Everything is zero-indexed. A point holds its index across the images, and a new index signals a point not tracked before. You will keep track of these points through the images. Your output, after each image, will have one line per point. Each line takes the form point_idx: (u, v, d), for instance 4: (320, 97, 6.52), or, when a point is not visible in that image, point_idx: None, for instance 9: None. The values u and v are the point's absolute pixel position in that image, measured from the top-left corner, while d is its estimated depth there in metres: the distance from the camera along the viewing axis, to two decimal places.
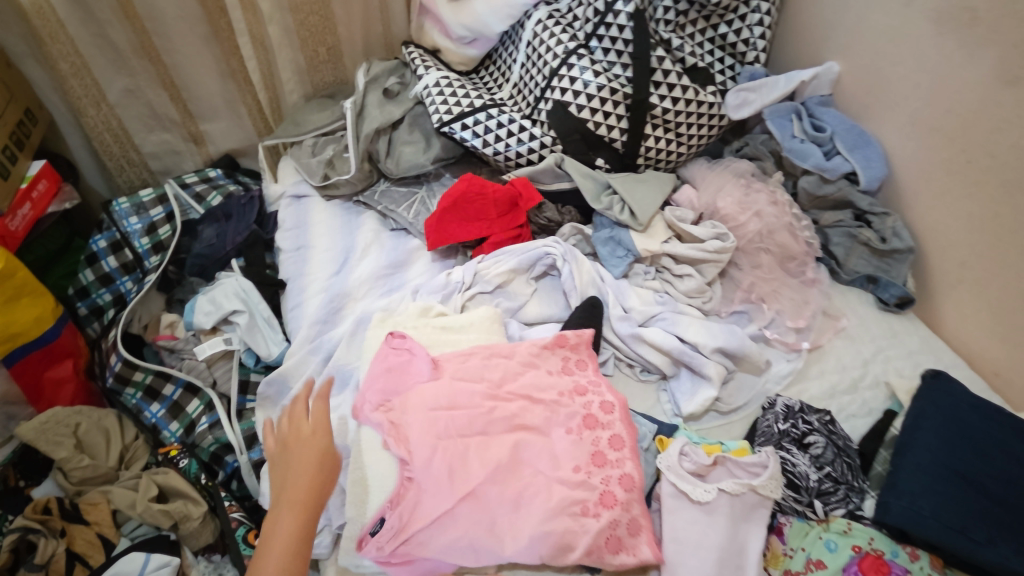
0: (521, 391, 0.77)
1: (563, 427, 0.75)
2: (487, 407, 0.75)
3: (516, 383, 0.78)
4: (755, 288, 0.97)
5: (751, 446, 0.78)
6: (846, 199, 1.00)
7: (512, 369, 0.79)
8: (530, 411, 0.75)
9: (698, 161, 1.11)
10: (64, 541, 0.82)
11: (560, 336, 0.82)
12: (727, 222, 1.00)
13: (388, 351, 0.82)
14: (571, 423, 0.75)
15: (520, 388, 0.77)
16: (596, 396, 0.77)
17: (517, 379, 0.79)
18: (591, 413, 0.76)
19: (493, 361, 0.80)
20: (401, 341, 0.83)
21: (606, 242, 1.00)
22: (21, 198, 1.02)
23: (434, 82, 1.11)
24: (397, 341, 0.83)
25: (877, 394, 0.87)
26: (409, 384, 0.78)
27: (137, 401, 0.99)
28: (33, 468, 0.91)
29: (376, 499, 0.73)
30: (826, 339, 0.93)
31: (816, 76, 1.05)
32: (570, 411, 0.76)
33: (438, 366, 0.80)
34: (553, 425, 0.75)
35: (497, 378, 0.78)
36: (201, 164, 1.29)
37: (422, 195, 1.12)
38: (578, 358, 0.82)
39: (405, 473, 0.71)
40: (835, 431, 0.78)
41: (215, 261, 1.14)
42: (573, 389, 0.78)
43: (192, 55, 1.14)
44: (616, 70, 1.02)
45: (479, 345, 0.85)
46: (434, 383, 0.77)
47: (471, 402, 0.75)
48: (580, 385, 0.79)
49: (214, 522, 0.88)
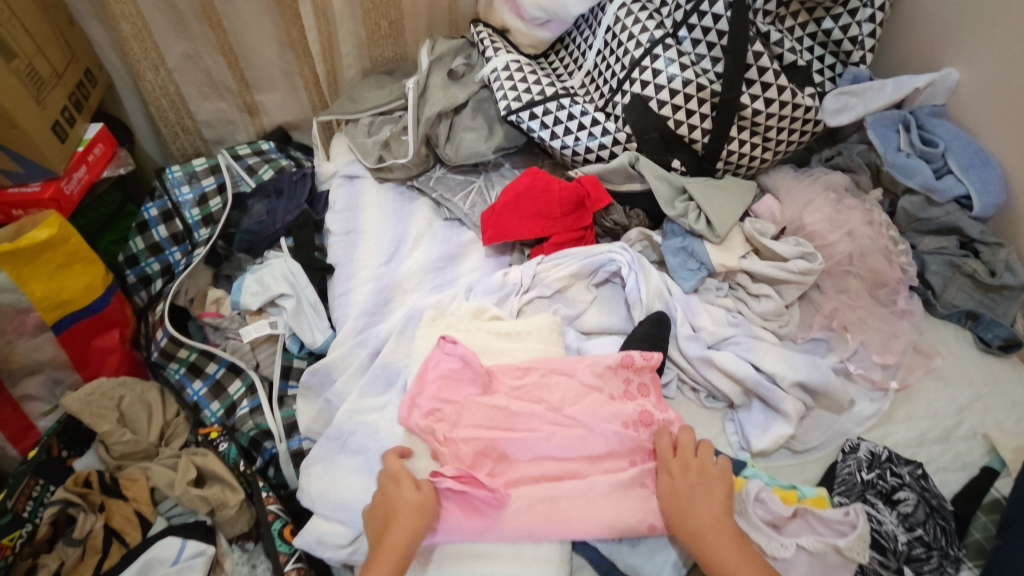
0: (582, 418, 0.72)
1: (626, 459, 0.71)
2: (546, 432, 0.71)
3: (572, 404, 0.74)
4: (838, 315, 0.88)
5: (830, 496, 0.72)
6: (954, 224, 0.90)
7: (573, 391, 0.74)
8: (589, 440, 0.71)
9: (783, 168, 1.02)
10: (103, 517, 0.82)
11: (625, 357, 0.75)
12: (813, 240, 0.91)
13: (440, 358, 0.76)
14: (636, 456, 0.71)
15: (580, 413, 0.72)
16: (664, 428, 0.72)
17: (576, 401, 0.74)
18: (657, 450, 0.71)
19: (552, 379, 0.75)
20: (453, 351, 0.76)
21: (677, 252, 0.91)
22: (76, 160, 1.00)
23: (504, 65, 1.03)
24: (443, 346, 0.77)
25: (972, 447, 0.79)
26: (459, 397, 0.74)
27: (180, 377, 0.97)
28: (76, 439, 0.90)
29: None
30: (915, 379, 0.84)
31: (932, 83, 0.93)
32: (635, 440, 0.71)
33: (492, 379, 0.75)
34: (613, 454, 0.71)
35: (554, 402, 0.74)
36: (255, 136, 1.26)
37: (479, 185, 1.06)
38: (642, 382, 0.76)
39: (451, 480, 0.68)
40: (927, 487, 0.72)
41: (264, 238, 1.09)
42: (639, 417, 0.73)
43: (253, 24, 1.09)
44: (704, 64, 0.92)
45: (538, 358, 0.79)
46: (489, 399, 0.73)
47: (530, 425, 0.72)
48: (646, 413, 0.73)
49: (250, 510, 0.86)
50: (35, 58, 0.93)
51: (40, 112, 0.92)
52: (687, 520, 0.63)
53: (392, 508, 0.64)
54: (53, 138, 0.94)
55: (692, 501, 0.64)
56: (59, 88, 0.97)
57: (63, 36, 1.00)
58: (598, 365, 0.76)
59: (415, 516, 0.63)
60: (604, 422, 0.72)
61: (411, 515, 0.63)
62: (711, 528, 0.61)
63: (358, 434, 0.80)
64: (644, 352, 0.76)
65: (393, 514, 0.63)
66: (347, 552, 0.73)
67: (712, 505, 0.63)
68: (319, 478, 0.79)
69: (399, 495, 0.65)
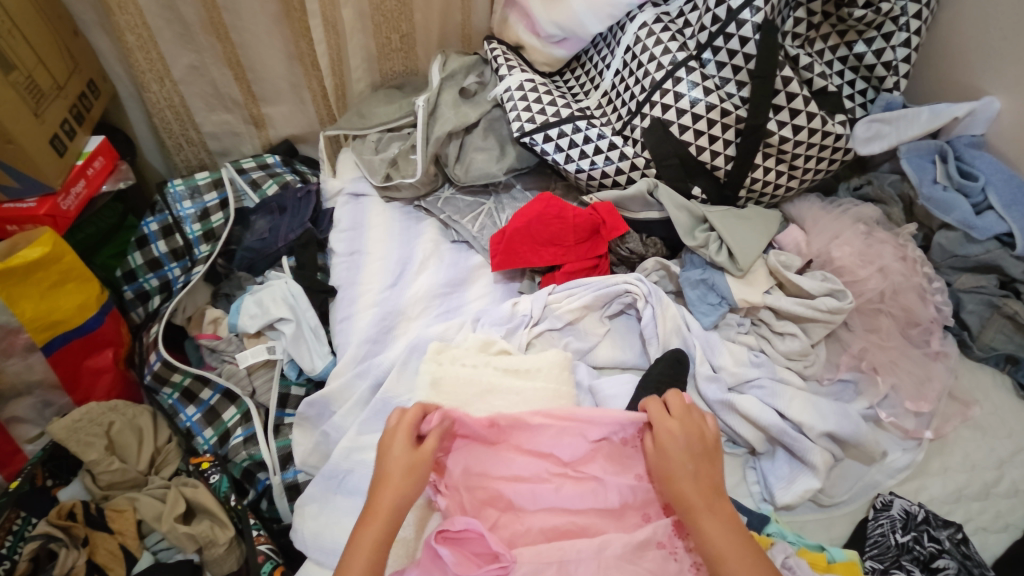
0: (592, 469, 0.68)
1: (638, 513, 0.66)
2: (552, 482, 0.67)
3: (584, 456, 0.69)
4: (867, 356, 0.83)
5: (861, 560, 0.66)
6: (993, 263, 0.84)
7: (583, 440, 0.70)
8: (600, 492, 0.66)
9: (809, 197, 0.97)
10: (85, 553, 0.77)
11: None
12: (841, 275, 0.86)
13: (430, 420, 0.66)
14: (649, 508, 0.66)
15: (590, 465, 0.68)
16: None
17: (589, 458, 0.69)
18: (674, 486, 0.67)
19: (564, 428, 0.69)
20: (426, 422, 0.64)
21: (696, 285, 0.87)
22: (75, 174, 0.97)
23: (517, 84, 1.00)
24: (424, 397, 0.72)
25: (1016, 507, 0.73)
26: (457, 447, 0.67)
27: (173, 402, 0.93)
28: (63, 467, 0.86)
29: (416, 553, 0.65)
30: (951, 429, 0.79)
31: (972, 112, 0.89)
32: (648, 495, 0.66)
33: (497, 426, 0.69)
34: (626, 507, 0.66)
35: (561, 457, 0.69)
36: (260, 148, 1.23)
37: (490, 207, 1.02)
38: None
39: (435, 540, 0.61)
40: (969, 554, 0.66)
41: (265, 256, 1.06)
42: None
43: (261, 36, 1.06)
44: (729, 88, 0.88)
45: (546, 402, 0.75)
46: (493, 452, 0.68)
47: (536, 475, 0.67)
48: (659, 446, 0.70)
49: (240, 548, 0.81)
50: (35, 69, 0.90)
51: (38, 125, 0.89)
52: (663, 461, 0.62)
53: (383, 467, 0.60)
54: (50, 153, 0.91)
55: (677, 437, 0.62)
56: (60, 100, 0.94)
57: (67, 46, 0.97)
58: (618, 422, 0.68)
59: (411, 474, 0.60)
60: (615, 475, 0.67)
61: (403, 473, 0.59)
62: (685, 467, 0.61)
63: (356, 474, 0.76)
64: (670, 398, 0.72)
65: (385, 473, 0.60)
66: None
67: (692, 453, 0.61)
68: (313, 519, 0.75)
69: (395, 443, 0.62)
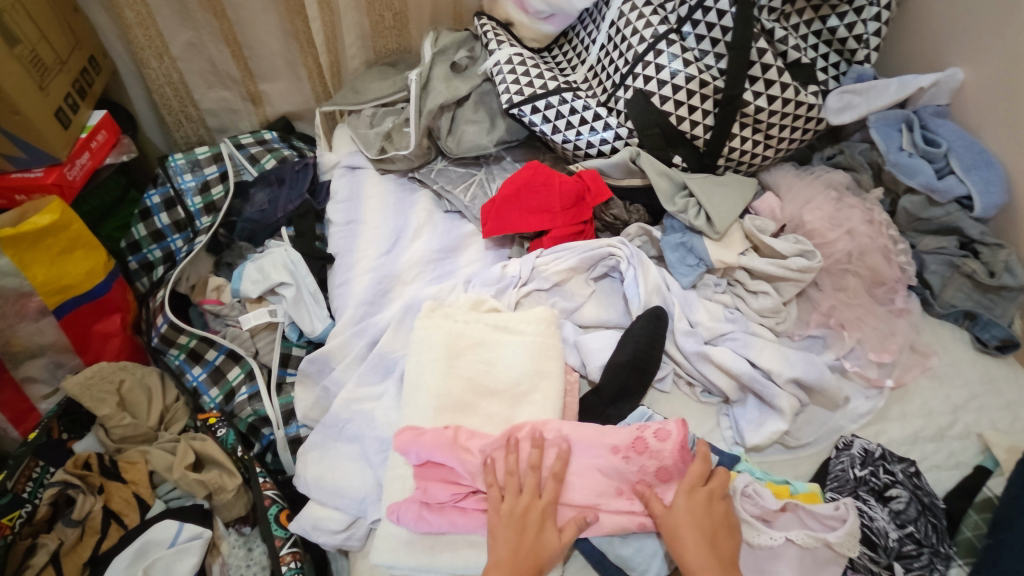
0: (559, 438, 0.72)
1: (604, 479, 0.69)
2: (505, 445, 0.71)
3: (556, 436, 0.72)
4: (835, 313, 0.88)
5: (822, 492, 0.73)
6: (954, 225, 0.90)
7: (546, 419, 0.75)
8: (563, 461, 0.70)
9: (784, 166, 1.02)
10: (101, 499, 0.82)
11: (638, 439, 0.70)
12: (812, 238, 0.91)
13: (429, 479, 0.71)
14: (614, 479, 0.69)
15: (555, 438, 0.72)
16: (652, 459, 0.69)
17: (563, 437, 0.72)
18: (641, 437, 0.71)
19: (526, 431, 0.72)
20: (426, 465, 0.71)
21: (675, 248, 0.92)
22: (80, 147, 1.01)
23: (506, 58, 1.03)
24: (415, 434, 0.71)
25: (967, 447, 0.79)
26: (448, 466, 0.71)
27: (180, 363, 0.98)
28: (77, 422, 0.91)
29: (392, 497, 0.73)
30: (911, 378, 0.84)
31: (937, 83, 0.93)
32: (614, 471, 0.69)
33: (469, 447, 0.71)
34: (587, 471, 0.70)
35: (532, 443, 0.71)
36: (258, 125, 1.26)
37: (481, 177, 1.06)
38: (662, 468, 0.69)
39: (421, 499, 0.70)
40: (920, 485, 0.72)
41: (264, 227, 1.10)
42: (631, 443, 0.70)
43: (257, 13, 1.09)
44: (708, 60, 0.93)
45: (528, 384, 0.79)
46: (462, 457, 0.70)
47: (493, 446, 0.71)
48: (640, 438, 0.70)
49: (247, 495, 0.86)
50: (38, 44, 0.93)
51: (43, 98, 0.92)
52: (673, 518, 0.64)
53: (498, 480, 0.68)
54: (56, 125, 0.95)
55: (681, 509, 0.65)
56: (63, 74, 0.98)
57: (68, 23, 1.00)
58: (586, 464, 0.70)
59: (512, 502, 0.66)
60: (583, 466, 0.70)
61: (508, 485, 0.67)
62: (685, 537, 0.63)
63: (355, 423, 0.82)
64: (657, 431, 0.71)
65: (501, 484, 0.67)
66: (341, 538, 0.75)
67: (700, 524, 0.64)
68: (315, 464, 0.80)
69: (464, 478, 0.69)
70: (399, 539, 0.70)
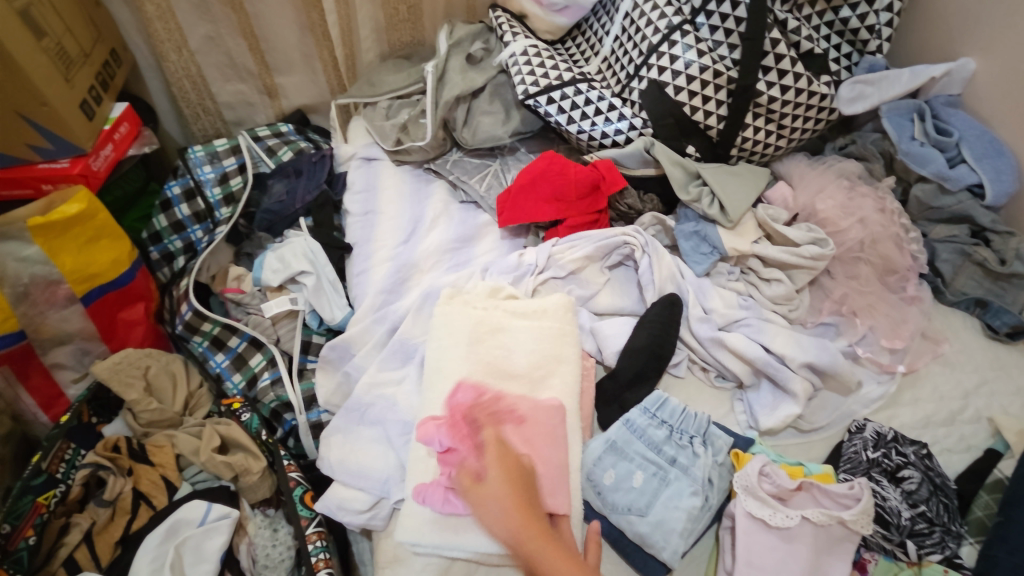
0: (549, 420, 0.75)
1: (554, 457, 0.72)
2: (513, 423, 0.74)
3: (545, 422, 0.75)
4: (847, 300, 0.89)
5: (835, 473, 0.74)
6: (965, 213, 0.92)
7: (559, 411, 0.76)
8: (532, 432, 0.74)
9: (797, 156, 1.03)
10: (130, 481, 0.86)
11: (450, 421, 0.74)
12: (825, 226, 0.93)
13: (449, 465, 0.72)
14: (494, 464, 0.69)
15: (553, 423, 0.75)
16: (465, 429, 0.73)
17: (552, 421, 0.75)
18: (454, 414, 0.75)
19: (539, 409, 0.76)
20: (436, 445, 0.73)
21: (689, 236, 0.93)
22: (104, 138, 1.03)
23: (521, 50, 1.05)
24: (435, 423, 0.74)
25: (977, 430, 0.81)
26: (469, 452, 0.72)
27: (203, 350, 1.01)
28: (105, 406, 0.94)
29: (413, 480, 0.74)
30: (923, 364, 0.86)
31: (949, 72, 0.95)
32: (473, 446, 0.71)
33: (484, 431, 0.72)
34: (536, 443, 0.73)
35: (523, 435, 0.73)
36: (274, 118, 1.28)
37: (496, 168, 1.08)
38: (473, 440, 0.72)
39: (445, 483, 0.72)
40: (931, 466, 0.74)
41: (283, 218, 1.12)
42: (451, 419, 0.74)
43: (273, 5, 1.10)
44: (721, 51, 0.94)
45: (549, 364, 0.81)
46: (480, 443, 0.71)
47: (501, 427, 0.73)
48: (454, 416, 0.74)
49: (271, 478, 0.89)
50: (64, 37, 0.95)
51: (68, 90, 0.94)
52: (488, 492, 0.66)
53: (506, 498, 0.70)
54: (81, 116, 0.97)
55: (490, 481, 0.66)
56: (87, 67, 1.00)
57: (91, 18, 1.02)
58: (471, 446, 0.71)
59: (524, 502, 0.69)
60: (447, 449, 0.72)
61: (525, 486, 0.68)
62: (497, 501, 0.65)
63: (377, 406, 0.84)
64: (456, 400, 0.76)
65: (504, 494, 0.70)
66: (365, 518, 0.77)
67: (509, 491, 0.65)
68: (338, 447, 0.83)
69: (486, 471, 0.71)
70: (423, 520, 0.72)
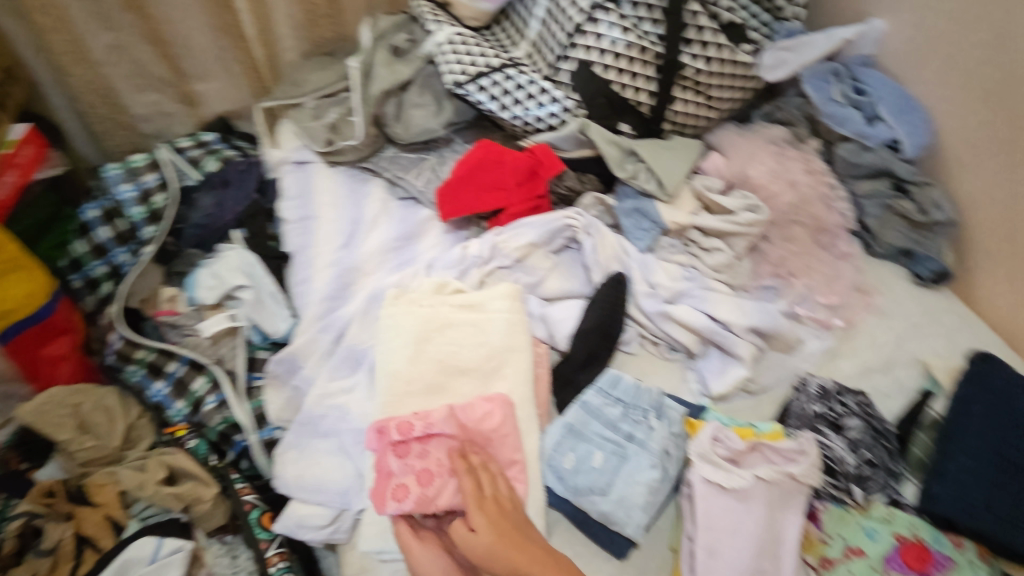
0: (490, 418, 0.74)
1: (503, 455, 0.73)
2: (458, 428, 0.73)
3: (498, 422, 0.74)
4: (785, 263, 0.92)
5: (784, 429, 0.77)
6: (886, 166, 0.94)
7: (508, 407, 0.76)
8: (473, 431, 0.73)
9: (727, 126, 1.05)
10: (71, 526, 0.79)
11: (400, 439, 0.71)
12: (758, 192, 0.95)
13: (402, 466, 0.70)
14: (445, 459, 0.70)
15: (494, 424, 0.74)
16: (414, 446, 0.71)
17: (503, 421, 0.74)
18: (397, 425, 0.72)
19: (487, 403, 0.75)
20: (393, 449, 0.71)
21: (630, 214, 0.94)
22: (3, 163, 0.95)
23: (446, 39, 1.02)
24: (393, 423, 0.72)
25: (911, 374, 0.85)
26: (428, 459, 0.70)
27: (140, 378, 0.95)
28: (35, 451, 0.88)
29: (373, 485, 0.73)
30: (858, 316, 0.89)
31: (860, 34, 0.99)
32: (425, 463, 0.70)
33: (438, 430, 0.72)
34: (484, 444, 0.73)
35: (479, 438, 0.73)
36: (194, 127, 1.21)
37: (432, 161, 1.05)
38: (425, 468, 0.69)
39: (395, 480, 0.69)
40: (871, 413, 0.78)
41: (214, 232, 1.06)
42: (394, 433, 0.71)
43: (181, 7, 1.04)
44: (645, 26, 0.94)
45: (502, 353, 0.80)
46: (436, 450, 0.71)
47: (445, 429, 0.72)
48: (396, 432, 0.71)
49: (226, 503, 0.85)
50: None
51: None
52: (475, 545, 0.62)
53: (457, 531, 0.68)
54: None
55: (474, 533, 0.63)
56: None
57: None
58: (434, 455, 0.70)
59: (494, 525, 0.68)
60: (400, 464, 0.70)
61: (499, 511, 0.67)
62: (502, 537, 0.62)
63: (330, 417, 0.81)
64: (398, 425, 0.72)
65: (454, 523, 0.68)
66: (327, 532, 0.75)
67: (497, 529, 0.63)
68: (293, 464, 0.80)
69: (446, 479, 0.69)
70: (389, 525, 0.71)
